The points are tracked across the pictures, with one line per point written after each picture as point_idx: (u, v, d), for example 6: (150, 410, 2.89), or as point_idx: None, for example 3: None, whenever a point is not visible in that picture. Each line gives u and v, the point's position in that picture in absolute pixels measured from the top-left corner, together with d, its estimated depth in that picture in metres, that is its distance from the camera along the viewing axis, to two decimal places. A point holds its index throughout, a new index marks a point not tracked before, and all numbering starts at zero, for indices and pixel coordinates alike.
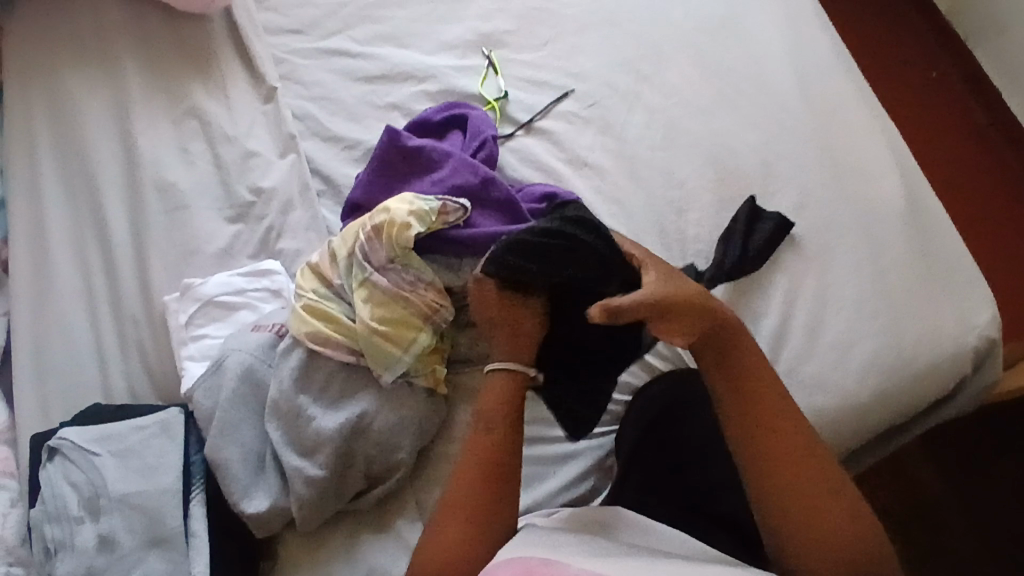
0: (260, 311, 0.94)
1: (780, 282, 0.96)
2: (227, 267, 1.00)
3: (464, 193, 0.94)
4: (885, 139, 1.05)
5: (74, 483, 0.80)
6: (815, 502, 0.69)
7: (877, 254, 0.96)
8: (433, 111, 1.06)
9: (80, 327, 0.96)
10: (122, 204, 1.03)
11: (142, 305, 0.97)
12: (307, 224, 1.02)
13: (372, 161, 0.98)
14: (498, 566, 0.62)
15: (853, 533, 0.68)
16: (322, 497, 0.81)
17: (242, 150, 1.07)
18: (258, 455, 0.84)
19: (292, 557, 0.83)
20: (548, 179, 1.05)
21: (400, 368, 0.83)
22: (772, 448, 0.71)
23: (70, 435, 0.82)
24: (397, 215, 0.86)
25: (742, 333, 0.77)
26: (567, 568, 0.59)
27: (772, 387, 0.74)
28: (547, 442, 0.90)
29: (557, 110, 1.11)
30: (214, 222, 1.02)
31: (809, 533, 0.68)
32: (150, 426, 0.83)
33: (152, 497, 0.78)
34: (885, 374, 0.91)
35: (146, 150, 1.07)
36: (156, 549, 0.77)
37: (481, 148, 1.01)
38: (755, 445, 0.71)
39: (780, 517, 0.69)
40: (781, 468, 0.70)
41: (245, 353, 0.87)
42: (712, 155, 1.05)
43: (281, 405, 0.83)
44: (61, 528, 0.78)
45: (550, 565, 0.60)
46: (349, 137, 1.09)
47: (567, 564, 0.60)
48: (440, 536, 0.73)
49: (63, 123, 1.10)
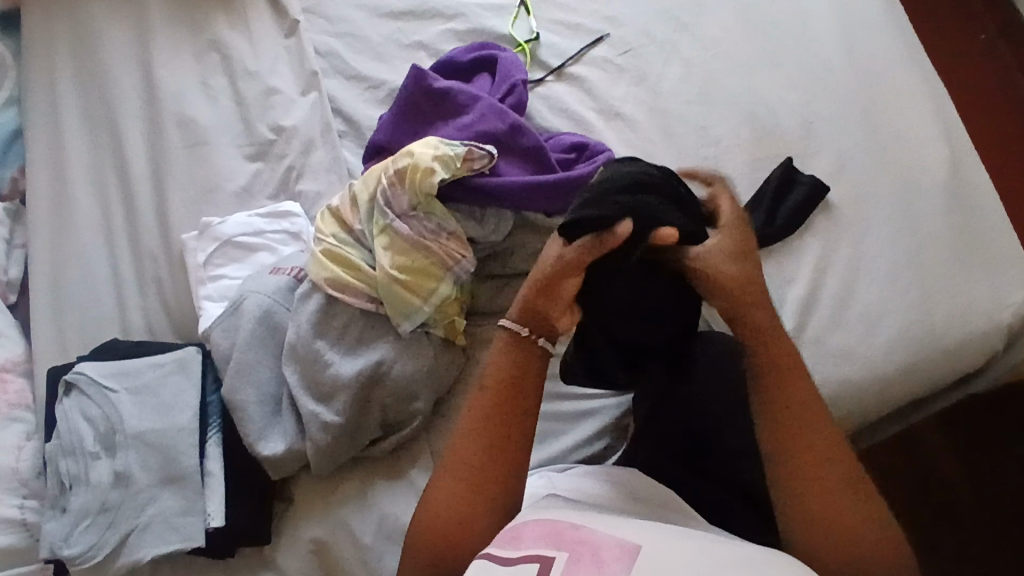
0: (279, 254, 0.93)
1: (814, 248, 0.93)
2: (245, 206, 0.98)
3: (491, 140, 0.90)
4: (937, 101, 0.99)
5: (89, 418, 0.81)
6: (841, 514, 0.64)
7: (916, 222, 0.92)
8: (461, 53, 1.01)
9: (99, 261, 0.95)
10: (141, 139, 1.01)
11: (159, 242, 0.96)
12: (328, 165, 0.99)
13: (397, 103, 0.94)
14: (524, 525, 0.61)
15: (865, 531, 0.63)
16: (336, 443, 0.81)
17: (263, 87, 1.04)
18: (274, 398, 0.83)
19: (305, 499, 0.83)
20: (578, 129, 1.01)
21: (419, 318, 0.82)
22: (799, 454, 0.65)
23: (87, 370, 0.82)
24: (421, 160, 0.83)
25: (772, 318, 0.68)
26: (596, 534, 0.58)
27: (799, 375, 0.67)
28: (564, 399, 0.89)
29: (591, 56, 1.06)
30: (233, 161, 1.00)
31: (822, 523, 0.64)
32: (168, 364, 0.84)
33: (168, 435, 0.79)
34: (914, 348, 0.88)
35: (165, 84, 1.04)
36: (171, 486, 0.78)
37: (510, 93, 0.97)
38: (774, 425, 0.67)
39: (795, 500, 0.65)
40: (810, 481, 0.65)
41: (264, 295, 0.86)
42: (750, 111, 1.01)
43: (299, 348, 0.82)
44: (76, 462, 0.79)
45: (578, 529, 0.59)
46: (372, 77, 1.05)
47: (597, 527, 0.59)
48: (440, 496, 0.68)
49: (83, 53, 1.07)
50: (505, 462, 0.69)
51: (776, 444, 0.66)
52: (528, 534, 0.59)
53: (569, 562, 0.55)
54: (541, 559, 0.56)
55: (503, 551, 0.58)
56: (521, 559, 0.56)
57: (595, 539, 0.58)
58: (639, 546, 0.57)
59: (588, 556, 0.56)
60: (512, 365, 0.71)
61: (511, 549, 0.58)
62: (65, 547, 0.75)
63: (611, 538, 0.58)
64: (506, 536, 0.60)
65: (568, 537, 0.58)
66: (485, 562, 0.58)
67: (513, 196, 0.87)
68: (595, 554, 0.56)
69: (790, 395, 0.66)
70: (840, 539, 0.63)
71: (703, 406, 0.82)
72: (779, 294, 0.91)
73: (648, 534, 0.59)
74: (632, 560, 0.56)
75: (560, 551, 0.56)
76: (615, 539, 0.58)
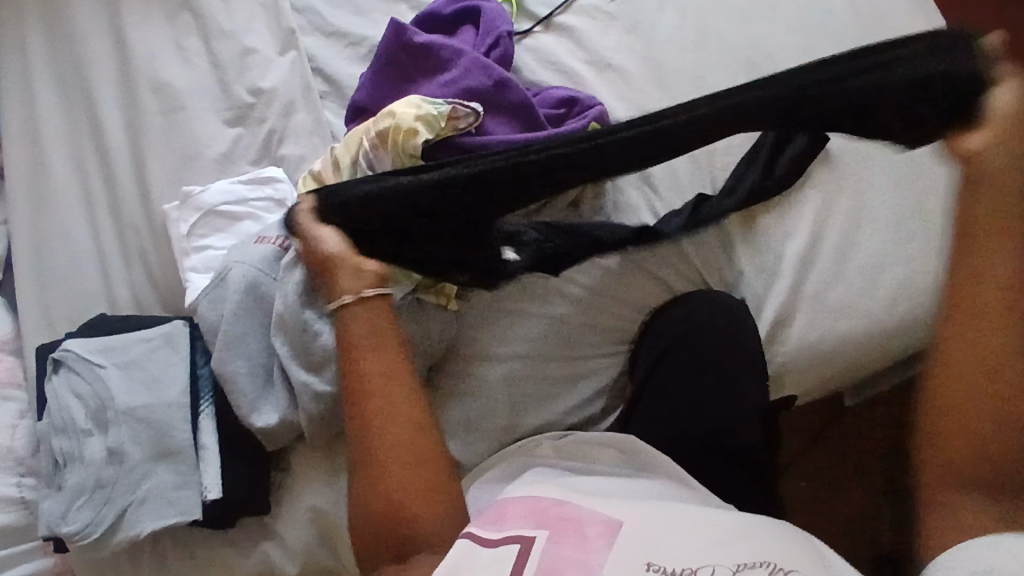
0: (264, 222, 0.90)
1: (814, 200, 0.90)
2: (227, 173, 0.95)
3: (476, 97, 0.86)
4: None
5: (79, 395, 0.80)
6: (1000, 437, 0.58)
7: (921, 171, 0.89)
8: (444, 4, 0.96)
9: (80, 235, 0.93)
10: (117, 106, 0.98)
11: (142, 212, 0.93)
12: (310, 128, 0.96)
13: (377, 60, 0.90)
14: (510, 502, 0.60)
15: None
16: (331, 413, 0.80)
17: (239, 47, 0.99)
18: (265, 369, 0.82)
19: (302, 469, 0.83)
20: (568, 82, 0.97)
21: (408, 285, 0.80)
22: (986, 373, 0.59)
23: (73, 347, 0.81)
24: (403, 120, 0.80)
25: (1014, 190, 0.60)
26: (580, 509, 0.58)
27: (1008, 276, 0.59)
28: (560, 361, 0.86)
29: (579, 4, 1.02)
30: (213, 126, 0.97)
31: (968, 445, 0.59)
32: (155, 338, 0.82)
33: (159, 410, 0.78)
34: (918, 301, 0.86)
35: (139, 47, 0.99)
36: (166, 461, 0.78)
37: (496, 46, 0.93)
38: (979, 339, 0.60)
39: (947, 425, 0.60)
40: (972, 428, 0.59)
41: (249, 266, 0.83)
42: (748, 58, 0.96)
43: (287, 319, 0.79)
44: (69, 440, 0.78)
45: (563, 505, 0.58)
46: (353, 33, 1.01)
47: (582, 502, 0.59)
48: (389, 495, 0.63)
49: (50, 15, 1.02)
50: (415, 443, 0.64)
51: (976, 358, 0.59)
52: (511, 511, 0.59)
53: (551, 539, 0.55)
54: (522, 538, 0.55)
55: (484, 530, 0.57)
56: (503, 539, 0.56)
57: (578, 515, 0.57)
58: (623, 522, 0.56)
59: (571, 533, 0.55)
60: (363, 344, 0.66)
61: (492, 530, 0.57)
62: (63, 524, 0.75)
63: (595, 513, 0.57)
64: (492, 514, 0.59)
65: (550, 514, 0.57)
66: (467, 541, 0.56)
67: None
68: (579, 531, 0.56)
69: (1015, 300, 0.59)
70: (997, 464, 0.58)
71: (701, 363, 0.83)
72: (778, 249, 0.89)
73: (634, 510, 0.58)
74: (615, 536, 0.55)
75: (541, 529, 0.56)
76: (601, 516, 0.57)
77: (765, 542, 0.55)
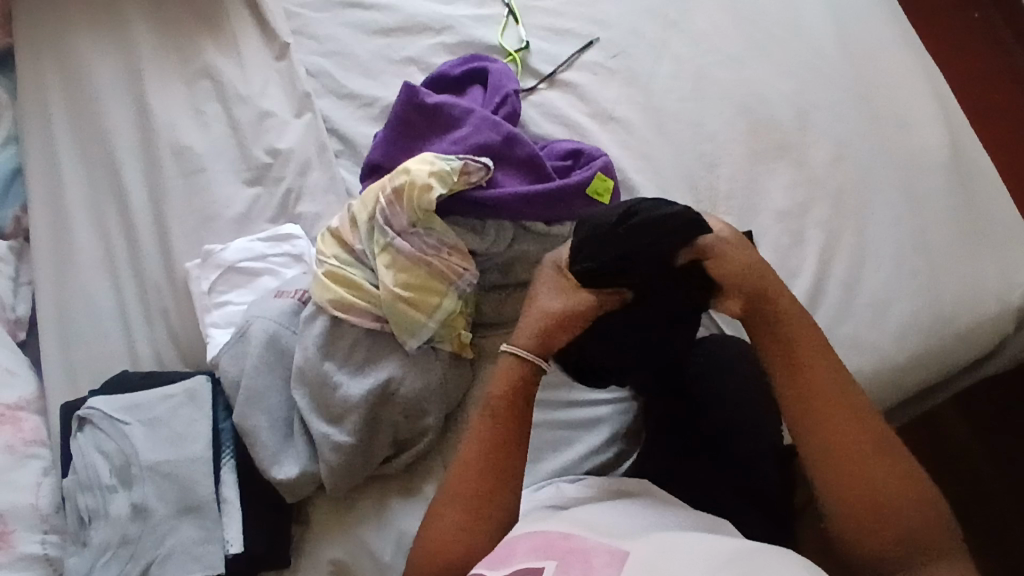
0: (282, 277, 0.93)
1: (816, 238, 0.92)
2: (245, 232, 0.98)
3: (486, 152, 0.91)
4: (930, 84, 0.99)
5: (104, 452, 0.81)
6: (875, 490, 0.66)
7: (920, 209, 0.92)
8: (452, 66, 1.02)
9: (103, 295, 0.95)
10: (140, 170, 1.02)
11: (163, 272, 0.96)
12: (325, 185, 0.99)
13: (390, 120, 0.95)
14: (513, 543, 0.62)
15: (901, 497, 0.66)
16: (349, 465, 0.81)
17: (256, 111, 1.04)
18: (286, 422, 0.84)
19: (322, 521, 0.83)
20: (573, 134, 1.01)
21: (425, 334, 0.82)
22: (836, 453, 0.68)
23: (98, 405, 0.83)
24: (418, 177, 0.83)
25: (809, 341, 0.71)
26: (586, 541, 0.60)
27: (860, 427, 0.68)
28: (574, 407, 0.88)
29: (581, 61, 1.06)
30: (231, 186, 1.00)
31: (861, 499, 0.66)
32: (178, 394, 0.84)
33: (181, 464, 0.80)
34: (925, 335, 0.87)
35: (161, 114, 1.04)
36: (188, 516, 0.78)
37: (503, 104, 0.97)
38: (811, 426, 0.69)
39: (832, 467, 0.68)
40: (856, 487, 0.66)
41: (269, 320, 0.86)
42: (744, 105, 1.00)
43: (308, 371, 0.82)
44: (94, 497, 0.79)
45: (570, 539, 0.60)
46: (365, 95, 1.05)
47: (586, 534, 0.61)
48: (446, 521, 0.70)
49: (77, 86, 1.08)
50: (508, 475, 0.72)
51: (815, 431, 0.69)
52: (518, 550, 0.61)
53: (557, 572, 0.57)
54: (531, 570, 0.58)
55: (494, 568, 0.60)
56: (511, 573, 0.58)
57: (584, 547, 0.59)
58: (628, 551, 0.58)
59: (577, 565, 0.57)
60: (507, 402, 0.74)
61: (503, 566, 0.60)
62: None
63: (600, 544, 0.59)
64: (502, 552, 0.62)
65: (557, 547, 0.60)
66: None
67: (512, 207, 0.87)
68: (585, 562, 0.58)
69: (846, 439, 0.68)
70: (876, 510, 0.66)
71: (713, 401, 0.82)
72: (785, 290, 0.90)
73: (640, 541, 0.60)
74: (620, 565, 0.57)
75: (548, 561, 0.58)
76: (606, 546, 0.59)
77: (765, 562, 0.56)
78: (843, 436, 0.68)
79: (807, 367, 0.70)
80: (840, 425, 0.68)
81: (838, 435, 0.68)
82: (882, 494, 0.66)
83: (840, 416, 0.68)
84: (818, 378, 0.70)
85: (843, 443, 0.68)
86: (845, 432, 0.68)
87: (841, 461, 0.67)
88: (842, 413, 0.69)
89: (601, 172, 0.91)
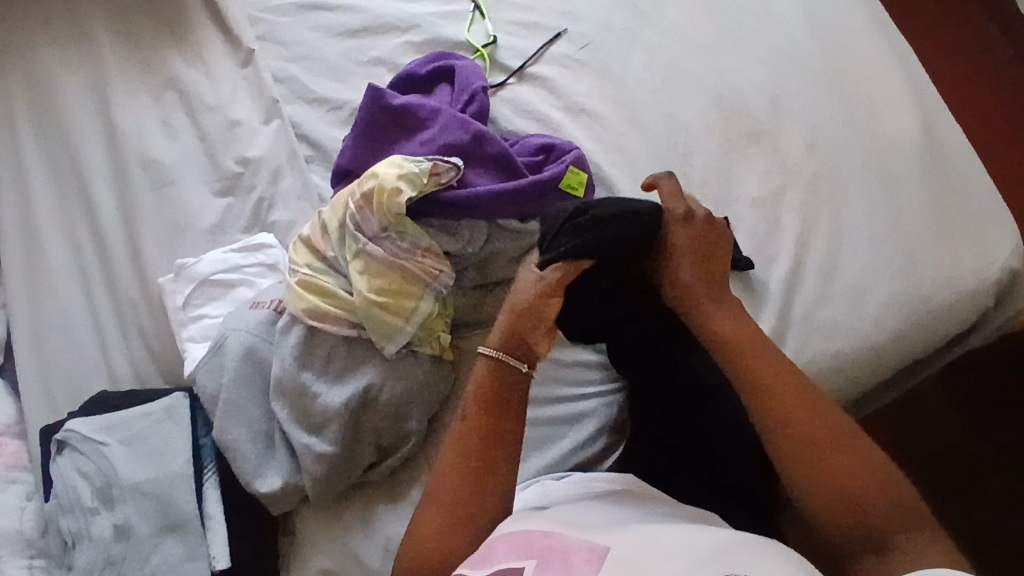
0: (258, 287, 0.92)
1: (793, 222, 0.92)
2: (219, 243, 0.97)
3: (456, 152, 0.90)
4: (900, 62, 0.99)
5: (84, 473, 0.81)
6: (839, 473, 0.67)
7: (894, 189, 0.91)
8: (419, 65, 1.00)
9: (78, 314, 0.94)
10: (109, 185, 1.00)
11: (137, 287, 0.95)
12: (298, 192, 0.98)
13: (358, 124, 0.94)
14: (495, 543, 0.62)
15: (866, 480, 0.67)
16: (332, 473, 0.80)
17: (224, 120, 1.03)
18: (266, 434, 0.83)
19: (308, 530, 0.82)
20: (545, 128, 1.00)
21: (403, 339, 0.82)
22: (796, 436, 0.69)
23: (77, 426, 0.82)
24: (386, 180, 0.83)
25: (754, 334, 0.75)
26: (567, 539, 0.59)
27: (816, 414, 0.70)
28: (556, 403, 0.87)
29: (550, 54, 1.05)
30: (202, 198, 0.99)
31: (828, 483, 0.67)
32: (156, 412, 0.84)
33: (163, 482, 0.79)
34: (904, 315, 0.87)
35: (128, 127, 1.03)
36: (173, 533, 0.78)
37: (472, 102, 0.96)
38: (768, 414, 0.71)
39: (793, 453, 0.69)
40: (818, 471, 0.68)
41: (244, 332, 0.85)
42: (716, 92, 1.00)
43: (286, 382, 0.82)
44: (76, 519, 0.79)
45: (549, 536, 0.60)
46: (334, 99, 1.04)
47: (567, 531, 0.61)
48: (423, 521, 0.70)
49: (41, 102, 1.06)
50: (491, 470, 0.72)
51: (775, 417, 0.70)
52: (498, 550, 0.60)
53: (537, 569, 0.56)
54: (511, 570, 0.57)
55: (475, 568, 0.59)
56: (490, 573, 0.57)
57: (564, 544, 0.59)
58: (608, 548, 0.58)
59: (557, 562, 0.57)
60: (489, 402, 0.74)
61: (484, 567, 0.59)
62: None
63: (581, 542, 0.59)
64: (484, 553, 0.61)
65: (537, 544, 0.59)
66: None
67: (484, 206, 0.86)
68: (565, 560, 0.57)
69: (805, 423, 0.69)
70: (843, 494, 0.66)
71: (698, 395, 0.81)
72: (763, 276, 0.90)
73: (621, 537, 0.60)
74: (601, 561, 0.57)
75: (528, 560, 0.57)
76: (586, 543, 0.59)
77: (747, 558, 0.55)
78: (802, 422, 0.69)
79: (753, 356, 0.74)
80: (799, 411, 0.70)
81: (796, 420, 0.70)
82: (845, 478, 0.67)
83: (797, 402, 0.70)
84: (771, 366, 0.73)
85: (802, 428, 0.69)
86: (804, 418, 0.70)
87: (803, 446, 0.69)
88: (799, 398, 0.71)
89: (574, 166, 0.90)
